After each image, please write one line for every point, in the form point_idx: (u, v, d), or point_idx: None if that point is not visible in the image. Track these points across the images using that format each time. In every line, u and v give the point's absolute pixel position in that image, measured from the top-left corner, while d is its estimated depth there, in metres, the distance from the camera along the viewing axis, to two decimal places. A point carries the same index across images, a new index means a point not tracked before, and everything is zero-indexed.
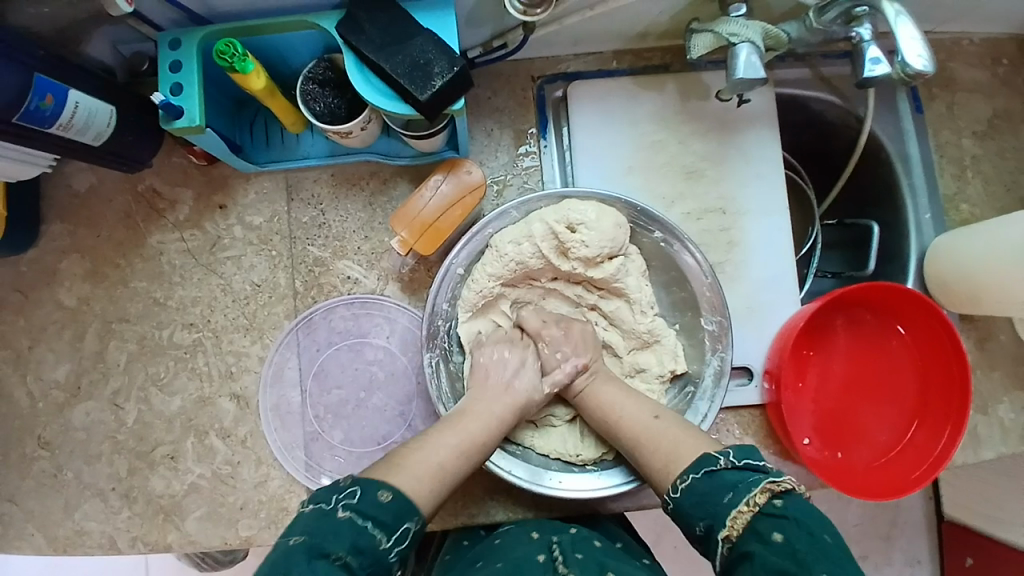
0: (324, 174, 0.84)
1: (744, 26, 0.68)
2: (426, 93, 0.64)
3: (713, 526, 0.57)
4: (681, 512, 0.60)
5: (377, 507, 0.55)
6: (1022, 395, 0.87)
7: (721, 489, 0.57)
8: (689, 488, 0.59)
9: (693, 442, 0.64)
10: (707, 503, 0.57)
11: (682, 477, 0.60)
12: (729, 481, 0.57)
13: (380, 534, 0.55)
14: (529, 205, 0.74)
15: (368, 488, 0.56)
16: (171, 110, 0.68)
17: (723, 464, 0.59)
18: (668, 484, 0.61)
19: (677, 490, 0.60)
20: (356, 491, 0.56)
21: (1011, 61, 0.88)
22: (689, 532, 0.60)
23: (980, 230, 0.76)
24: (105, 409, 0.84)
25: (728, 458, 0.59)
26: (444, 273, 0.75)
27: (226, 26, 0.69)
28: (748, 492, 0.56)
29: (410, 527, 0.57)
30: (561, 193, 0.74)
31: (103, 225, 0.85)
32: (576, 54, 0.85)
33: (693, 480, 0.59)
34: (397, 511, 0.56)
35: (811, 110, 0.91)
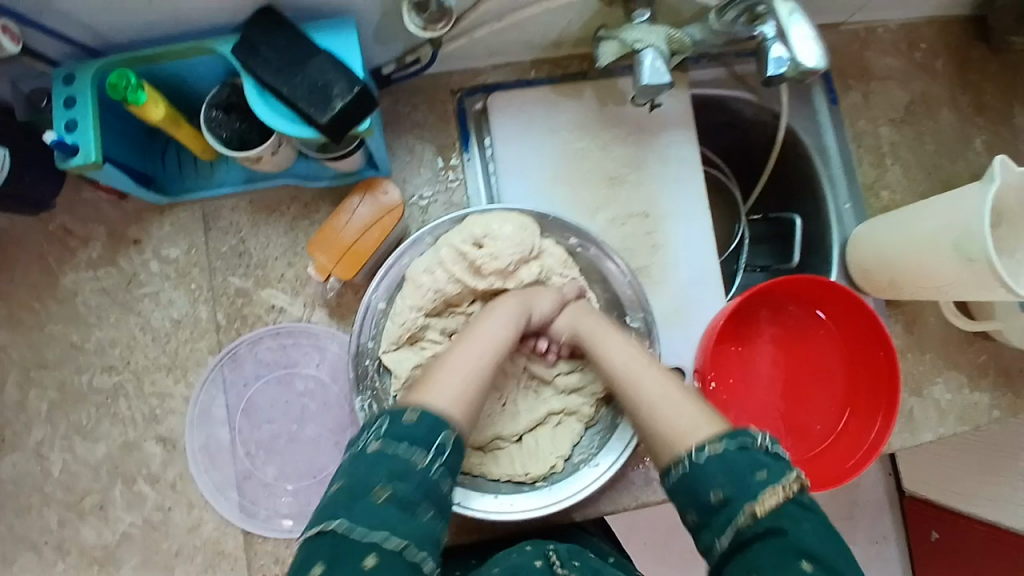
0: (242, 201, 0.82)
1: (647, 32, 0.69)
2: (325, 115, 0.62)
3: (734, 498, 0.55)
4: (702, 474, 0.57)
5: (407, 429, 0.58)
6: (956, 375, 0.88)
7: (750, 466, 0.56)
8: (720, 454, 0.57)
9: (688, 404, 0.62)
10: (733, 476, 0.55)
11: (713, 440, 0.57)
12: (763, 461, 0.56)
13: (415, 455, 0.57)
14: (441, 228, 0.74)
15: (396, 415, 0.59)
16: (65, 147, 0.65)
17: (759, 443, 0.57)
18: (681, 448, 0.59)
19: (703, 453, 0.57)
20: (384, 421, 0.59)
21: (926, 47, 0.89)
22: (696, 499, 0.57)
23: (897, 215, 0.77)
24: (29, 461, 0.80)
25: (763, 440, 0.58)
26: (364, 310, 0.73)
27: (120, 57, 0.67)
28: (783, 475, 0.55)
29: (445, 438, 0.58)
30: (458, 214, 0.73)
31: (13, 269, 0.81)
32: (493, 65, 0.85)
33: (722, 448, 0.57)
34: (427, 426, 0.58)
35: (731, 109, 0.91)
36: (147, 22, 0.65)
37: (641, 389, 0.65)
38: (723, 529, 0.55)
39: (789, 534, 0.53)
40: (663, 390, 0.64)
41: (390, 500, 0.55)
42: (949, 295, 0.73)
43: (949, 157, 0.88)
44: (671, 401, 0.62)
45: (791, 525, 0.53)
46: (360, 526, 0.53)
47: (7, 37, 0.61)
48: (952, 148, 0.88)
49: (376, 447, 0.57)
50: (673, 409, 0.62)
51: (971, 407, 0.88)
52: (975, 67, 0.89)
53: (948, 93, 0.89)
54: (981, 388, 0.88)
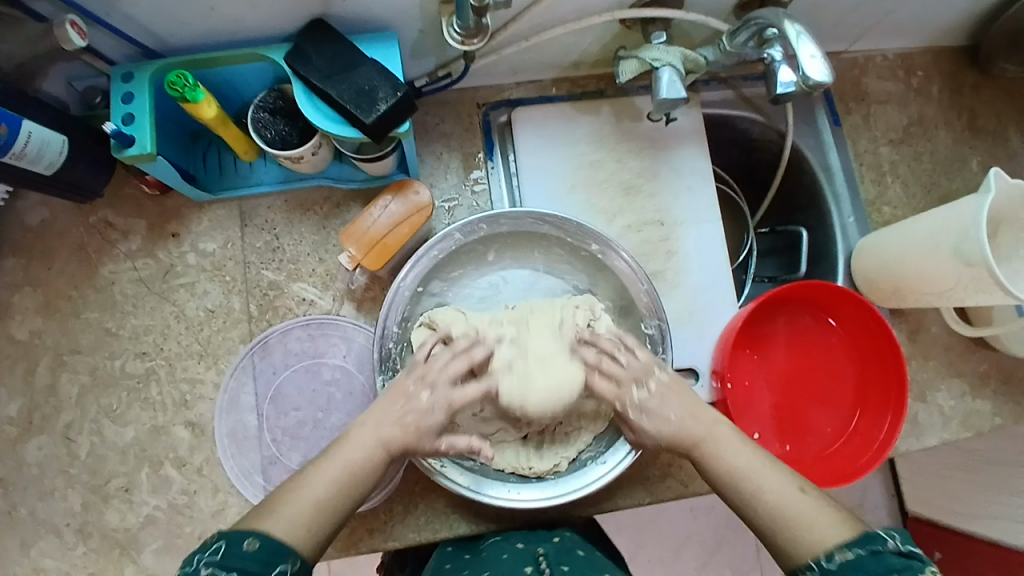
0: (278, 199, 0.86)
1: (665, 52, 0.75)
2: (371, 116, 0.67)
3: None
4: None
5: (244, 558, 0.55)
6: (957, 383, 0.92)
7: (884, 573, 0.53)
8: (851, 562, 0.55)
9: (834, 517, 0.60)
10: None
11: (841, 548, 0.56)
12: (896, 566, 0.53)
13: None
14: (471, 227, 0.79)
15: (234, 540, 0.56)
16: (122, 139, 0.69)
17: (891, 547, 0.54)
18: (805, 559, 0.58)
19: (834, 560, 0.56)
20: (220, 545, 0.55)
21: (921, 76, 0.96)
22: None
23: (896, 229, 0.82)
24: (57, 444, 0.83)
25: (895, 542, 0.55)
26: (393, 295, 0.77)
27: (177, 60, 0.72)
28: None
29: (283, 569, 0.56)
30: (491, 215, 0.78)
31: (54, 258, 0.85)
32: (518, 82, 0.91)
33: (853, 555, 0.55)
34: (266, 556, 0.56)
35: (738, 129, 0.98)
36: (206, 27, 0.70)
37: (736, 458, 0.66)
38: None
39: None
40: (791, 496, 0.62)
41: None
42: (954, 300, 0.77)
43: (944, 178, 0.93)
44: (801, 513, 0.61)
45: None
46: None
47: (75, 32, 0.64)
48: (948, 167, 0.94)
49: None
50: (811, 526, 0.60)
51: (973, 413, 0.92)
52: (968, 93, 0.96)
53: (943, 118, 0.95)
54: (983, 395, 0.92)
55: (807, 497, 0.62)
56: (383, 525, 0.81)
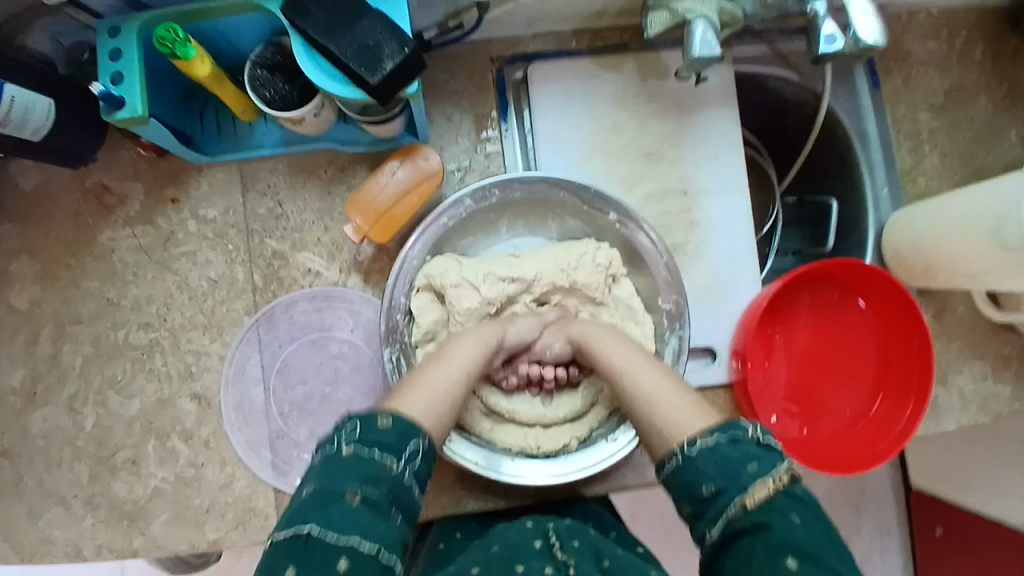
0: (279, 163, 0.82)
1: (699, 2, 0.68)
2: (376, 75, 0.62)
3: (729, 490, 0.52)
4: (694, 467, 0.54)
5: (380, 433, 0.54)
6: (980, 366, 0.88)
7: (743, 458, 0.53)
8: (713, 446, 0.54)
9: (688, 403, 0.59)
10: (727, 467, 0.53)
11: (704, 433, 0.55)
12: (754, 452, 0.54)
13: (390, 459, 0.53)
14: (483, 192, 0.73)
15: (367, 418, 0.55)
16: (111, 100, 0.65)
17: (749, 435, 0.55)
18: (674, 445, 0.56)
19: (695, 445, 0.55)
20: (356, 424, 0.54)
21: (971, 31, 0.88)
22: (686, 491, 0.55)
23: (933, 206, 0.77)
24: (63, 415, 0.81)
25: (753, 432, 0.56)
26: (401, 263, 0.73)
27: (167, 11, 0.66)
28: (774, 467, 0.53)
29: (416, 444, 0.55)
30: (501, 180, 0.72)
31: (50, 224, 0.82)
32: (534, 34, 0.84)
33: (714, 440, 0.54)
34: (400, 431, 0.54)
35: (771, 88, 0.91)
36: None
37: (642, 384, 0.62)
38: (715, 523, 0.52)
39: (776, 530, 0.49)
40: (635, 361, 0.65)
41: (366, 504, 0.51)
42: (987, 283, 0.72)
43: (991, 144, 0.87)
44: (665, 398, 0.60)
45: (778, 518, 0.50)
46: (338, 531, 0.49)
47: None
48: (984, 137, 0.87)
49: (349, 454, 0.52)
50: (678, 407, 0.59)
51: (992, 398, 0.87)
52: (1011, 58, 0.88)
53: (993, 78, 0.88)
54: (1004, 379, 0.88)
55: (673, 385, 0.61)
56: None
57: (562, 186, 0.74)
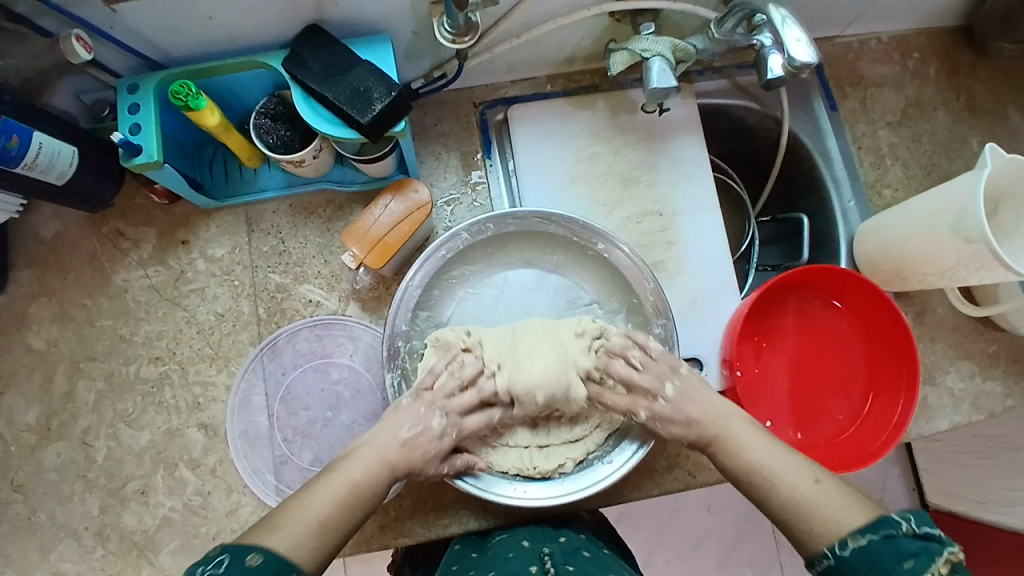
0: (282, 205, 0.88)
1: (654, 42, 0.76)
2: (366, 115, 0.69)
3: None
4: (846, 569, 0.57)
5: (246, 573, 0.54)
6: (968, 364, 0.91)
7: (898, 558, 0.54)
8: (864, 547, 0.56)
9: (850, 503, 0.60)
10: (883, 569, 0.54)
11: (856, 535, 0.57)
12: (911, 549, 0.54)
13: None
14: (479, 226, 0.80)
15: (237, 555, 0.55)
16: (130, 148, 0.72)
17: (906, 530, 0.55)
18: (822, 545, 0.59)
19: (847, 547, 0.57)
20: (223, 560, 0.54)
21: (920, 55, 0.96)
22: None
23: (896, 210, 0.82)
24: (75, 449, 0.85)
25: (910, 525, 0.56)
26: (401, 295, 0.78)
27: (180, 69, 0.74)
28: (933, 562, 0.53)
29: None
30: (494, 216, 0.79)
31: (69, 267, 0.88)
32: (513, 80, 0.92)
33: (866, 541, 0.56)
34: (270, 571, 0.55)
35: (734, 117, 0.99)
36: (206, 37, 0.73)
37: (796, 483, 0.63)
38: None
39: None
40: (808, 488, 0.62)
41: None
42: (958, 278, 0.76)
43: (946, 157, 0.93)
44: (828, 504, 0.61)
45: None
46: None
47: (81, 45, 0.67)
48: (948, 146, 0.93)
49: None
50: (826, 506, 0.61)
51: (985, 394, 0.91)
52: (970, 70, 0.95)
53: (943, 97, 0.95)
54: (994, 376, 0.91)
55: (820, 485, 0.62)
56: (394, 521, 0.81)
57: (553, 217, 0.80)
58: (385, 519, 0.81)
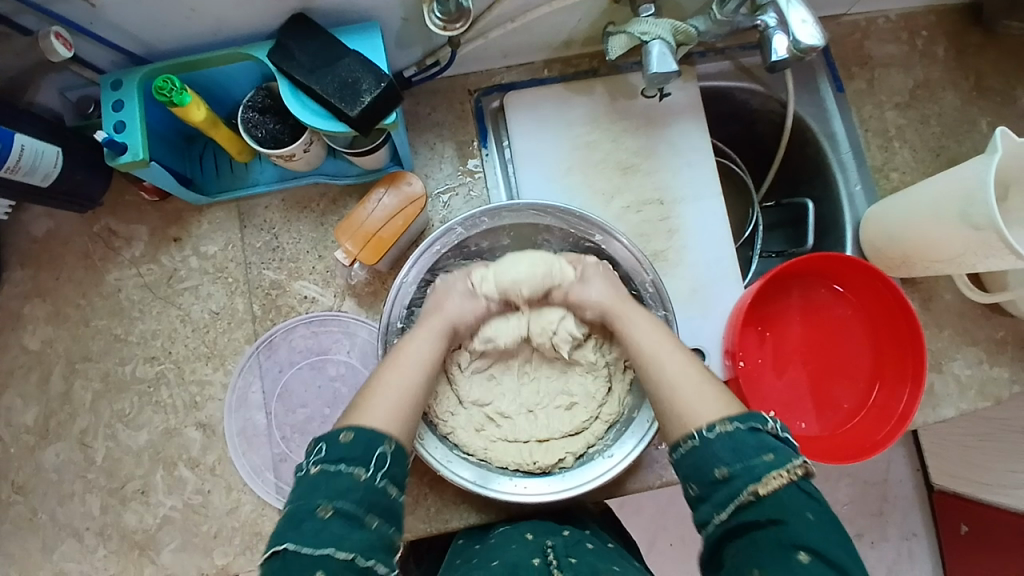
0: (274, 199, 0.87)
1: (654, 25, 0.73)
2: (355, 109, 0.67)
3: (740, 477, 0.57)
4: (709, 450, 0.60)
5: (342, 450, 0.60)
6: (974, 352, 0.90)
7: (760, 450, 0.58)
8: (729, 432, 0.60)
9: (709, 390, 0.64)
10: (741, 453, 0.58)
11: (723, 420, 0.61)
12: (769, 444, 0.58)
13: (358, 469, 0.59)
14: (474, 220, 0.77)
15: (331, 438, 0.61)
16: (115, 147, 0.70)
17: (767, 428, 0.60)
18: (691, 427, 0.62)
19: (712, 429, 0.60)
20: (321, 446, 0.60)
21: (930, 33, 0.92)
22: (699, 470, 0.60)
23: (904, 195, 0.80)
24: (74, 449, 0.84)
25: (772, 426, 0.61)
26: (397, 290, 0.76)
27: (164, 64, 0.72)
28: (787, 459, 0.57)
29: (383, 449, 0.61)
30: (490, 209, 0.76)
31: (61, 267, 0.86)
32: (508, 66, 0.89)
33: (732, 428, 0.60)
34: (362, 445, 0.60)
35: (737, 100, 0.96)
36: (189, 30, 0.71)
37: (664, 367, 0.67)
38: (725, 503, 0.58)
39: (789, 520, 0.55)
40: (684, 370, 0.66)
41: (337, 516, 0.57)
42: (967, 266, 0.74)
43: (955, 139, 0.90)
44: (686, 383, 0.65)
45: (790, 506, 0.56)
46: (309, 543, 0.55)
47: (61, 43, 0.65)
48: (957, 127, 0.90)
49: (316, 471, 0.59)
50: (693, 388, 0.64)
51: (992, 381, 0.89)
52: (981, 48, 0.92)
53: (953, 76, 0.91)
54: (1001, 362, 0.89)
55: (696, 372, 0.66)
56: None
57: (551, 211, 0.78)
58: None
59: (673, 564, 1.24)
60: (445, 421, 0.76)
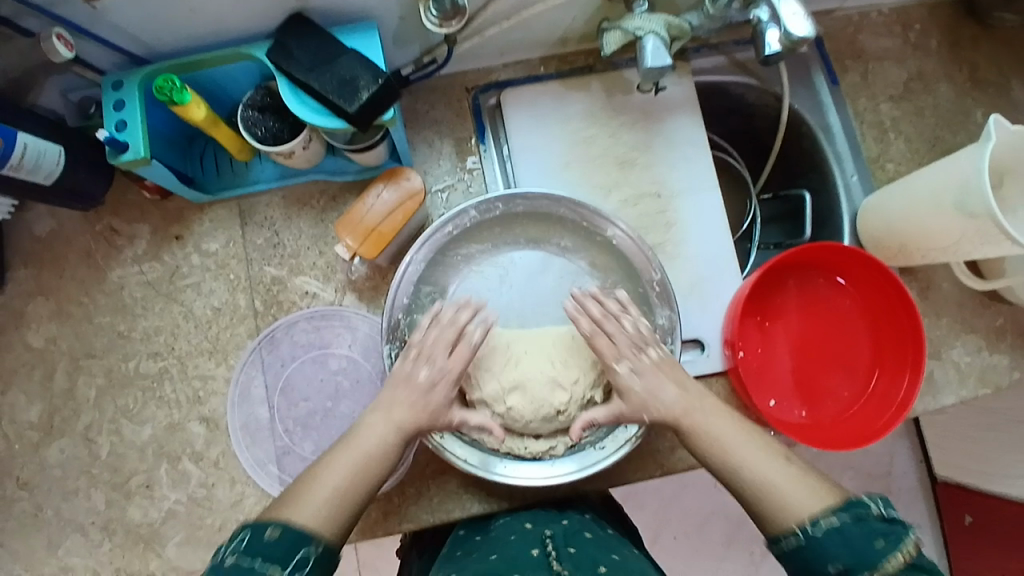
0: (275, 196, 0.88)
1: (647, 20, 0.74)
2: (353, 105, 0.68)
3: (853, 569, 0.58)
4: (820, 548, 0.60)
5: (269, 545, 0.60)
6: (973, 340, 0.90)
7: (870, 535, 0.58)
8: (837, 526, 0.60)
9: (810, 484, 0.64)
10: (851, 542, 0.58)
11: (828, 514, 0.61)
12: (880, 529, 0.59)
13: (272, 570, 0.59)
14: (488, 205, 0.79)
15: (258, 529, 0.61)
16: (117, 145, 0.71)
17: (875, 513, 0.60)
18: (792, 525, 0.62)
19: (819, 527, 0.60)
20: (246, 535, 0.60)
21: (923, 26, 0.93)
22: (810, 567, 0.60)
23: (899, 186, 0.80)
24: (79, 445, 0.86)
25: (877, 507, 0.60)
26: (404, 273, 0.78)
27: (165, 64, 0.73)
28: (901, 541, 0.58)
29: (307, 553, 0.61)
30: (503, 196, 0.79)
31: (65, 266, 0.88)
32: (505, 63, 0.90)
33: (838, 520, 0.60)
34: (289, 543, 0.60)
35: (733, 95, 0.97)
36: (188, 30, 0.72)
37: (758, 470, 0.65)
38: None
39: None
40: (773, 473, 0.65)
41: None
42: (962, 253, 0.75)
43: (950, 130, 0.91)
44: (789, 486, 0.64)
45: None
46: None
47: (62, 44, 0.66)
48: (952, 118, 0.91)
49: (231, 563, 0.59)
50: (791, 488, 0.63)
51: (991, 370, 0.89)
52: (975, 40, 0.93)
53: (946, 68, 0.92)
54: (1000, 350, 0.90)
55: (787, 467, 0.65)
56: (396, 510, 0.81)
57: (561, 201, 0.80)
58: (388, 506, 0.81)
59: (676, 557, 1.24)
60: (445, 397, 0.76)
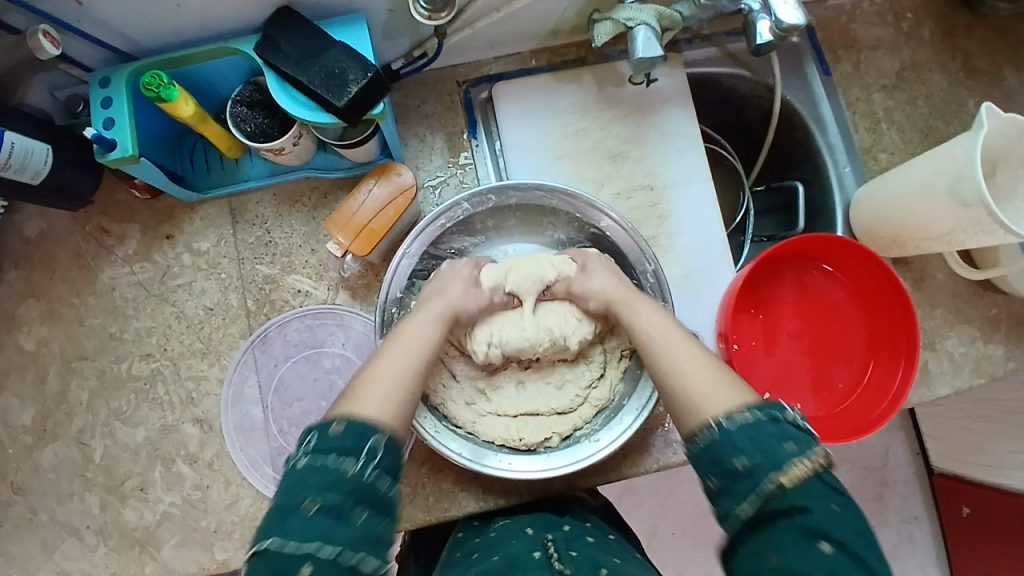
0: (266, 194, 0.87)
1: (638, 10, 0.74)
2: (342, 99, 0.67)
3: (763, 467, 0.54)
4: (729, 441, 0.57)
5: (335, 440, 0.57)
6: (968, 330, 0.90)
7: (782, 437, 0.55)
8: (749, 423, 0.57)
9: (732, 379, 0.63)
10: (760, 442, 0.55)
11: (743, 409, 0.58)
12: (791, 433, 0.56)
13: (348, 462, 0.56)
14: (480, 198, 0.78)
15: (321, 428, 0.58)
16: (104, 143, 0.70)
17: (789, 417, 0.57)
18: (708, 417, 0.59)
19: (732, 420, 0.58)
20: (312, 436, 0.57)
21: (916, 15, 0.93)
22: (720, 465, 0.57)
23: (893, 174, 0.80)
24: (72, 448, 0.85)
25: (792, 415, 0.58)
26: (398, 260, 0.77)
27: (151, 60, 0.72)
28: (810, 448, 0.55)
29: (376, 443, 0.58)
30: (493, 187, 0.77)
31: (54, 267, 0.87)
32: (496, 57, 0.90)
33: (752, 416, 0.57)
34: (357, 433, 0.57)
35: (726, 86, 0.97)
36: (175, 26, 0.71)
37: (669, 348, 0.67)
38: (747, 496, 0.55)
39: (814, 512, 0.52)
40: (691, 354, 0.65)
41: (323, 513, 0.54)
42: (956, 242, 0.75)
43: (943, 119, 0.91)
44: (700, 369, 0.64)
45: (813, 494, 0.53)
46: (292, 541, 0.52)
47: (48, 41, 0.66)
48: (945, 107, 0.91)
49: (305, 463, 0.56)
50: (703, 374, 0.63)
51: (986, 359, 0.90)
52: (967, 29, 0.92)
53: (939, 57, 0.92)
54: (993, 341, 0.90)
55: (707, 355, 0.65)
56: None
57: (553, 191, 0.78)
58: None
59: (676, 554, 1.24)
60: (438, 391, 0.76)
